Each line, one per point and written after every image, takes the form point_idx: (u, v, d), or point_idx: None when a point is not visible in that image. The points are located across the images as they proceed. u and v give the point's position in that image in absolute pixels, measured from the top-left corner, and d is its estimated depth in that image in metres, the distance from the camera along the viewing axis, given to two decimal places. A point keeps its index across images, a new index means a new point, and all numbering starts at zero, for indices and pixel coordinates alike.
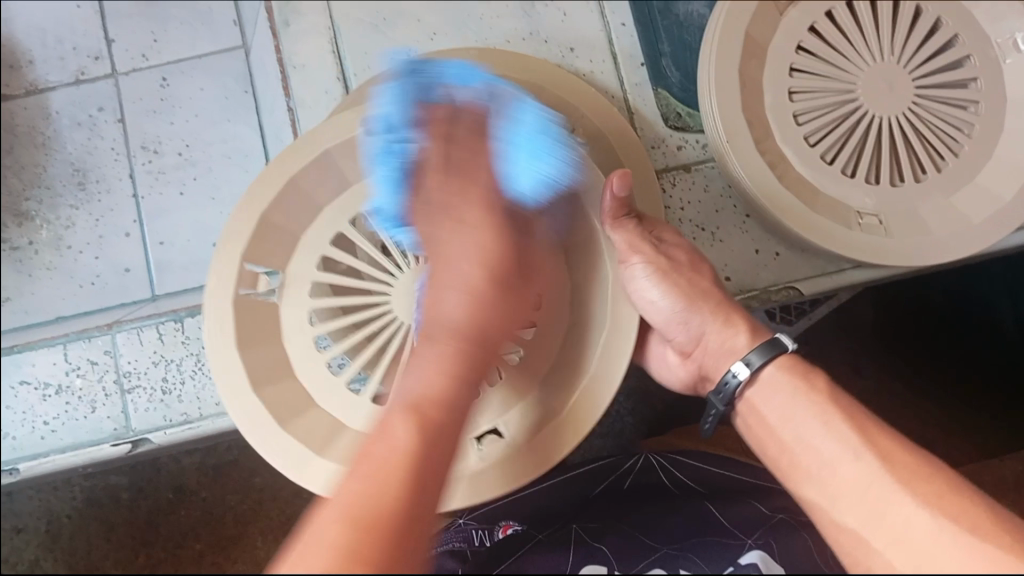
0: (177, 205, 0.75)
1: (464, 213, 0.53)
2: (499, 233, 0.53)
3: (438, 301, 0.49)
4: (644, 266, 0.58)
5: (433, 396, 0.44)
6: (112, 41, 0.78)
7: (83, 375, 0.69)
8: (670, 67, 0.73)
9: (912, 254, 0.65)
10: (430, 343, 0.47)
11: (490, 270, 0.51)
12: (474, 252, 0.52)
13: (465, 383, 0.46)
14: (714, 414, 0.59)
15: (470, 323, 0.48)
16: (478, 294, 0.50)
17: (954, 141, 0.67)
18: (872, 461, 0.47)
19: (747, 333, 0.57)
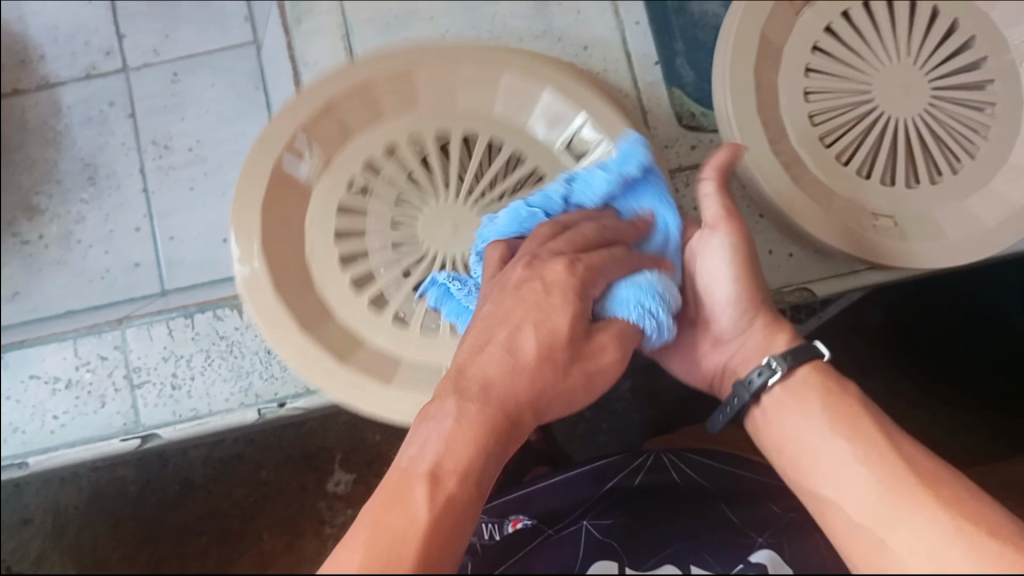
0: (188, 200, 0.75)
1: (533, 274, 0.49)
2: (563, 305, 0.47)
3: (475, 364, 0.45)
4: (727, 242, 0.53)
5: (456, 472, 0.40)
6: (123, 37, 0.78)
7: (93, 370, 0.69)
8: (684, 66, 0.72)
9: (926, 256, 0.65)
10: (450, 405, 0.43)
11: (534, 348, 0.46)
12: (535, 321, 0.47)
13: (492, 460, 0.42)
14: (732, 407, 0.54)
15: (501, 395, 0.44)
16: (515, 368, 0.45)
17: (969, 143, 0.67)
18: (893, 463, 0.45)
19: (787, 335, 0.54)
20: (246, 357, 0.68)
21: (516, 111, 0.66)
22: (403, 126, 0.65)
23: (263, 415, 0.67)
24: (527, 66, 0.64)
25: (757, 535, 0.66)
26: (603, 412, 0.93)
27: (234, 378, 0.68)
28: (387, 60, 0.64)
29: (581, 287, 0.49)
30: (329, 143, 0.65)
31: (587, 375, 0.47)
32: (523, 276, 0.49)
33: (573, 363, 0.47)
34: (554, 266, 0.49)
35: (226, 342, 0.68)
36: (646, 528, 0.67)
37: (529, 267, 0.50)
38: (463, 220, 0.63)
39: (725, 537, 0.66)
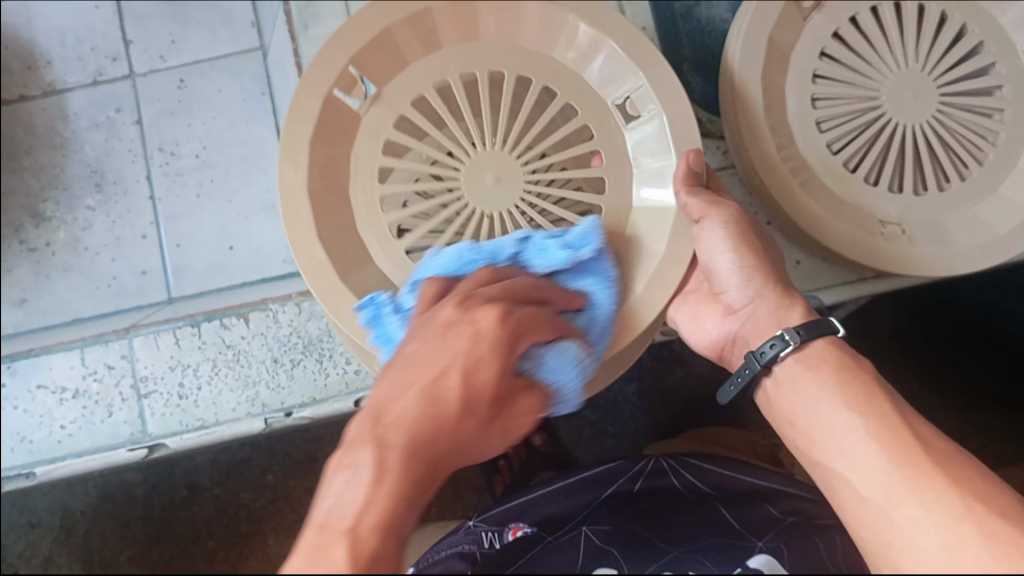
0: (194, 207, 0.75)
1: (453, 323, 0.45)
2: (485, 356, 0.44)
3: (386, 401, 0.42)
4: (722, 225, 0.56)
5: (375, 524, 0.36)
6: (130, 42, 0.78)
7: (100, 379, 0.69)
8: (691, 72, 0.72)
9: (935, 264, 0.64)
10: (365, 455, 0.38)
11: (457, 397, 0.42)
12: (463, 370, 0.43)
13: (411, 513, 0.38)
14: (742, 379, 0.56)
15: (422, 447, 0.40)
16: (434, 415, 0.41)
17: (978, 149, 0.66)
18: (907, 440, 0.45)
19: (802, 309, 0.56)
20: (253, 366, 0.68)
21: (577, 59, 0.62)
22: (458, 62, 0.61)
23: (269, 423, 0.68)
24: (630, 44, 0.59)
25: (759, 540, 0.62)
26: (610, 415, 0.93)
27: (241, 387, 0.68)
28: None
29: (507, 347, 0.45)
30: (381, 73, 0.60)
31: (500, 424, 0.45)
32: (453, 319, 0.46)
33: (490, 410, 0.44)
34: (485, 316, 0.46)
35: (233, 351, 0.69)
36: (648, 536, 0.64)
37: (462, 309, 0.46)
38: (509, 175, 0.59)
39: (726, 539, 0.63)
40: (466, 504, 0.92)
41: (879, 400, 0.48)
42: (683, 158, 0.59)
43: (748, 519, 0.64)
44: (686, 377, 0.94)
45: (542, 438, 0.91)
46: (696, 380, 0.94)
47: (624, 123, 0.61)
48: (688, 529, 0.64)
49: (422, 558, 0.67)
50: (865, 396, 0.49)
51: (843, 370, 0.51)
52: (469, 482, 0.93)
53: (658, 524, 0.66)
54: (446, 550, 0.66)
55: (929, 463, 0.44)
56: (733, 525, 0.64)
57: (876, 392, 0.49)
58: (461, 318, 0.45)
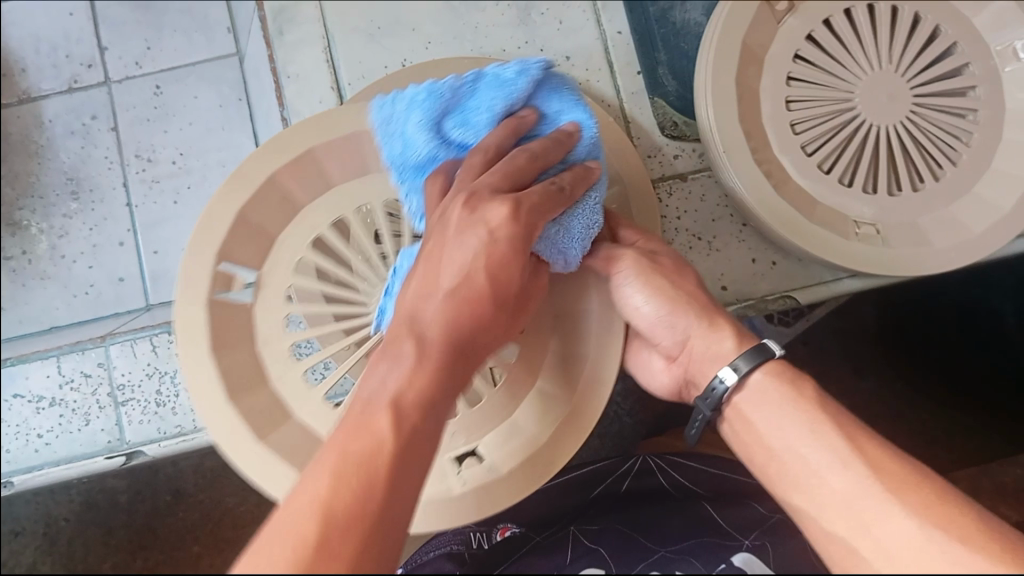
0: (171, 214, 0.74)
1: (455, 186, 0.48)
2: (512, 241, 0.46)
3: (428, 326, 0.43)
4: (631, 270, 0.56)
5: (416, 403, 0.39)
6: (105, 49, 0.78)
7: (76, 388, 0.69)
8: (666, 74, 0.72)
9: (908, 265, 0.65)
10: (408, 347, 0.42)
11: (503, 251, 0.45)
12: (496, 228, 0.45)
13: (449, 400, 0.41)
14: (700, 420, 0.57)
15: (454, 333, 0.43)
16: (487, 273, 0.45)
17: (952, 150, 0.67)
18: (861, 471, 0.45)
19: (732, 337, 0.55)
20: None
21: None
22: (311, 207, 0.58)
23: None
24: None
25: (746, 538, 0.60)
26: None
27: None
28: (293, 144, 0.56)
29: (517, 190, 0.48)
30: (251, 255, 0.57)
31: (525, 310, 0.50)
32: (464, 219, 0.46)
33: (509, 292, 0.46)
34: (498, 210, 0.46)
35: None
36: (635, 533, 0.63)
37: (468, 206, 0.46)
38: None
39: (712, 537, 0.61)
40: None
41: (828, 427, 0.48)
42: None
43: (734, 517, 0.63)
44: None
45: None
46: None
47: None
48: (676, 529, 0.63)
49: (413, 557, 0.70)
50: (812, 421, 0.49)
51: (799, 399, 0.51)
52: None
53: (645, 521, 0.65)
54: (435, 550, 0.68)
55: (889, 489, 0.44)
56: (719, 525, 0.63)
57: (826, 417, 0.49)
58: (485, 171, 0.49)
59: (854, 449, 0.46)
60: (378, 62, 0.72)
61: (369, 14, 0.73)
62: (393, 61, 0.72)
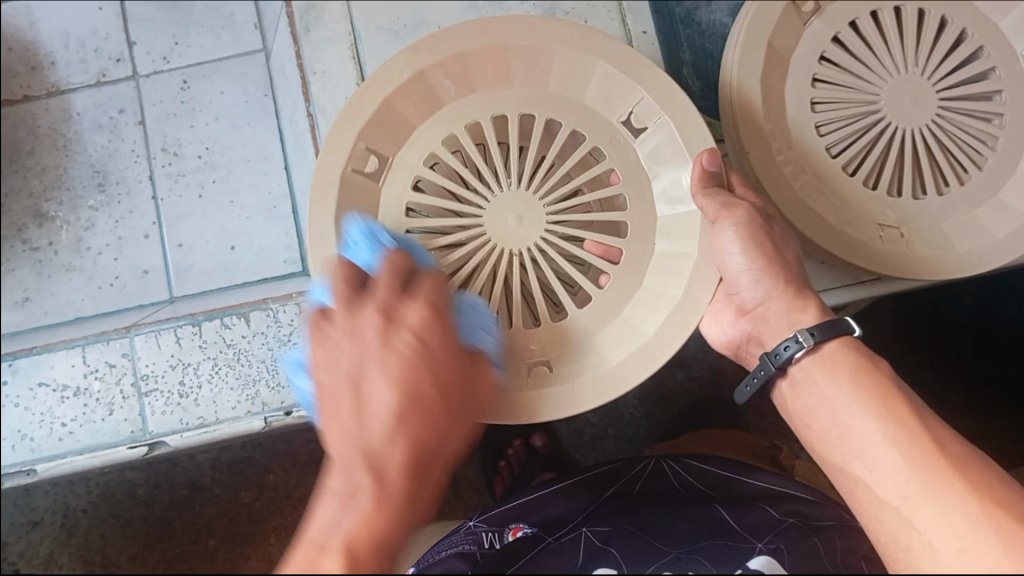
0: (196, 207, 0.75)
1: (359, 330, 0.43)
2: (434, 342, 0.43)
3: (371, 453, 0.39)
4: (733, 229, 0.56)
5: (370, 545, 0.37)
6: (133, 44, 0.79)
7: (101, 378, 0.70)
8: (691, 75, 0.73)
9: (932, 268, 0.65)
10: (363, 476, 0.38)
11: (429, 391, 0.41)
12: (403, 363, 0.41)
13: (409, 528, 0.39)
14: (760, 377, 0.57)
15: (412, 457, 0.40)
16: (412, 410, 0.40)
17: (977, 154, 0.67)
18: (926, 447, 0.46)
19: (815, 310, 0.57)
20: (254, 365, 0.69)
21: (573, 87, 0.61)
22: (456, 115, 0.61)
23: (269, 422, 0.69)
24: (584, 45, 0.59)
25: (760, 542, 0.61)
26: (611, 418, 0.93)
27: (242, 386, 0.69)
28: (442, 46, 0.59)
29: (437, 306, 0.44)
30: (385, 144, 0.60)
31: (475, 409, 0.46)
32: (383, 329, 0.42)
33: (450, 391, 0.43)
34: (414, 311, 0.43)
35: (233, 350, 0.69)
36: (648, 538, 0.64)
37: (385, 317, 0.43)
38: (529, 212, 0.60)
39: (728, 541, 0.62)
40: (466, 505, 0.93)
41: (896, 401, 0.49)
42: (697, 159, 0.59)
43: (747, 521, 0.64)
44: (687, 380, 0.94)
45: (543, 440, 0.93)
46: (695, 382, 0.94)
47: (630, 140, 0.62)
48: (687, 530, 0.64)
49: (424, 556, 0.69)
50: (880, 394, 0.49)
51: (859, 373, 0.51)
52: (469, 483, 0.93)
53: (659, 526, 0.65)
54: (447, 550, 0.67)
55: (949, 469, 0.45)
56: (732, 527, 0.64)
57: (894, 394, 0.49)
58: (363, 302, 0.44)
59: (911, 431, 0.47)
60: None
61: (394, 14, 0.74)
62: None
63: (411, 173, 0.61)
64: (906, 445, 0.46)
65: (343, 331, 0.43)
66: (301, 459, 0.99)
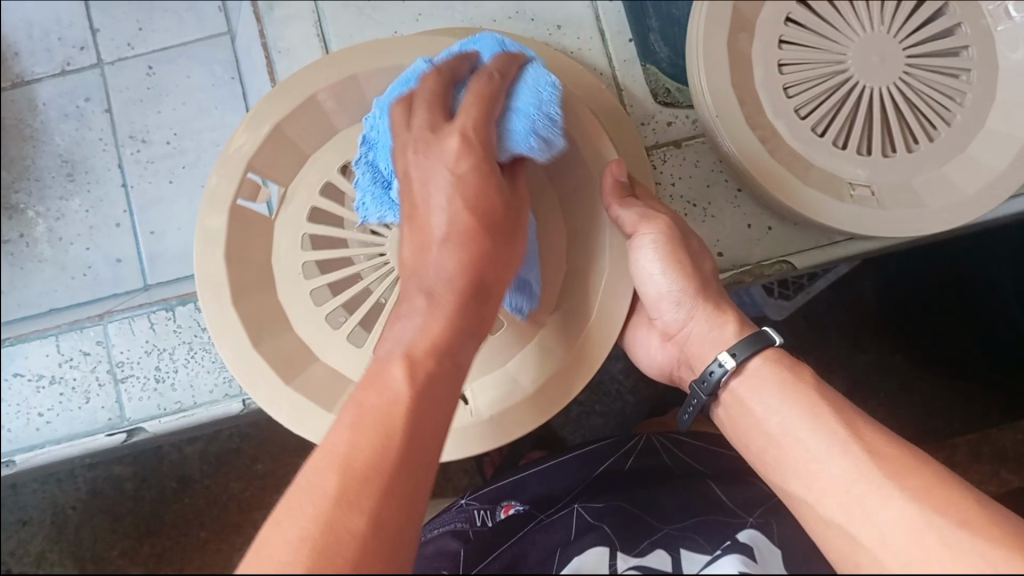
0: (167, 193, 0.74)
1: (429, 160, 0.48)
2: (478, 169, 0.47)
3: (433, 270, 0.46)
4: (653, 241, 0.56)
5: (429, 348, 0.43)
6: (97, 31, 0.78)
7: (76, 366, 0.69)
8: (659, 42, 0.72)
9: (902, 225, 0.64)
10: (422, 304, 0.46)
11: (476, 223, 0.47)
12: (455, 186, 0.47)
13: (463, 341, 0.46)
14: (695, 404, 0.58)
15: (467, 284, 0.46)
16: (467, 247, 0.46)
17: (945, 110, 0.67)
18: (861, 458, 0.46)
19: (735, 325, 0.57)
20: None
21: None
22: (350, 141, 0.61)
23: (247, 404, 0.68)
24: None
25: (751, 515, 0.61)
26: (597, 395, 0.94)
27: (217, 369, 0.68)
28: (335, 71, 0.59)
29: (479, 141, 0.48)
30: (284, 172, 0.61)
31: (516, 231, 0.50)
32: (424, 150, 0.48)
33: (500, 218, 0.48)
34: (452, 142, 0.47)
35: (208, 334, 0.69)
36: (642, 517, 0.64)
37: (437, 138, 0.48)
38: None
39: (718, 516, 0.61)
40: (456, 487, 0.94)
41: (825, 414, 0.50)
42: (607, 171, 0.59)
43: (738, 498, 0.64)
44: None
45: None
46: None
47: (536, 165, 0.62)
48: (679, 506, 0.64)
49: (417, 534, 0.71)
50: (806, 407, 0.51)
51: (792, 388, 0.52)
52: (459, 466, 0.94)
53: (652, 503, 0.65)
54: (439, 529, 0.69)
55: (886, 477, 0.45)
56: (724, 504, 0.63)
57: (821, 406, 0.50)
58: (438, 131, 0.48)
59: (845, 444, 0.48)
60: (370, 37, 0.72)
61: None
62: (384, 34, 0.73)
63: (308, 203, 0.61)
64: (841, 458, 0.47)
65: (406, 153, 0.49)
66: (288, 446, 0.98)
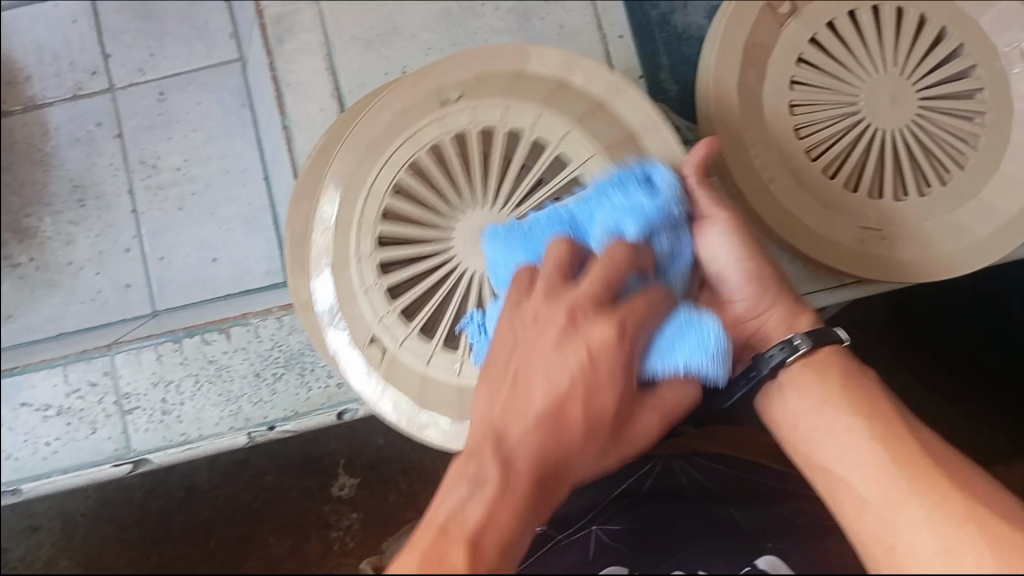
0: (176, 220, 0.75)
1: (560, 364, 0.41)
2: (604, 380, 0.41)
3: (487, 526, 0.37)
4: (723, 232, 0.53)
5: (497, 543, 0.36)
6: (109, 56, 0.78)
7: (83, 397, 0.70)
8: (669, 79, 0.72)
9: (908, 275, 0.65)
10: (453, 554, 0.35)
11: (580, 415, 0.41)
12: (580, 382, 0.41)
13: (530, 534, 0.38)
14: (741, 387, 0.54)
15: (548, 474, 0.40)
16: (552, 438, 0.40)
17: (959, 153, 0.66)
18: (908, 448, 0.47)
19: (809, 316, 0.54)
20: (235, 381, 0.69)
21: (498, 84, 0.57)
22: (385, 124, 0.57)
23: (253, 438, 0.68)
24: (492, 56, 0.57)
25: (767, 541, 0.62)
26: None
27: (224, 403, 0.69)
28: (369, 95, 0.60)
29: (626, 329, 0.42)
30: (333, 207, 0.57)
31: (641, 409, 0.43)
32: (564, 335, 0.42)
33: (618, 418, 0.42)
34: (600, 331, 0.41)
35: (214, 366, 0.69)
36: (657, 539, 0.63)
37: (570, 319, 0.42)
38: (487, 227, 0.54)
39: (733, 543, 0.62)
40: None
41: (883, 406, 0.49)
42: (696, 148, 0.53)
43: (753, 518, 0.63)
44: None
45: None
46: None
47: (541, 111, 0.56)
48: (692, 526, 0.64)
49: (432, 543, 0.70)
50: (862, 399, 0.50)
51: (849, 380, 0.51)
52: None
53: (668, 527, 0.63)
54: None
55: (932, 470, 0.45)
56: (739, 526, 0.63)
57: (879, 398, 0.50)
58: (578, 317, 0.42)
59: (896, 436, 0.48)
60: (378, 71, 0.73)
61: (368, 24, 0.73)
62: (393, 69, 0.73)
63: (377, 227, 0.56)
64: (888, 442, 0.47)
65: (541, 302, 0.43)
66: (295, 459, 0.96)
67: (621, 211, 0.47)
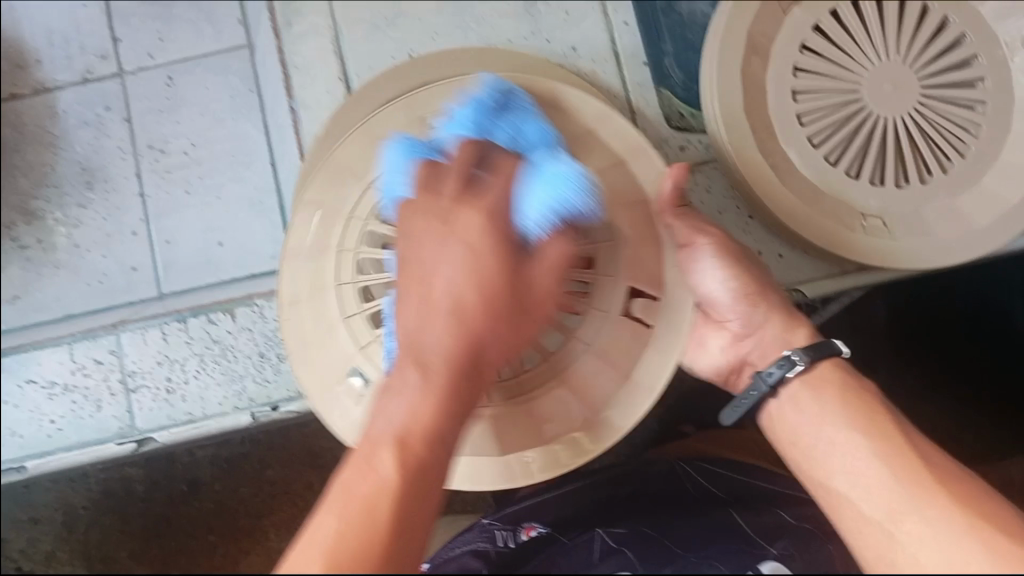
0: (183, 204, 0.75)
1: (454, 241, 0.46)
2: (499, 259, 0.46)
3: (409, 425, 0.41)
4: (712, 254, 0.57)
5: (423, 434, 0.41)
6: (118, 40, 0.79)
7: (89, 374, 0.71)
8: (673, 65, 0.72)
9: (912, 261, 0.65)
10: (388, 460, 0.39)
11: (495, 281, 0.45)
12: (470, 253, 0.46)
13: (458, 428, 0.43)
14: (746, 401, 0.57)
15: (471, 358, 0.44)
16: (477, 314, 0.44)
17: (959, 141, 0.66)
18: (908, 459, 0.48)
19: (806, 330, 0.58)
20: (239, 361, 0.70)
21: (521, 119, 0.56)
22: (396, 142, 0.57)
23: (257, 417, 0.70)
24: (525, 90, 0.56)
25: (771, 546, 0.58)
26: None
27: (228, 382, 0.70)
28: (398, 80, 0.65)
29: (496, 207, 0.48)
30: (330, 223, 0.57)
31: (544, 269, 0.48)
32: (444, 216, 0.47)
33: (519, 293, 0.46)
34: (468, 216, 0.47)
35: (218, 347, 0.70)
36: (660, 540, 0.60)
37: (457, 204, 0.48)
38: None
39: (740, 544, 0.58)
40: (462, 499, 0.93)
41: (886, 421, 0.51)
42: (670, 172, 0.55)
43: (761, 525, 0.62)
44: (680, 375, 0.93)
45: None
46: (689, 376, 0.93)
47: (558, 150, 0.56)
48: (698, 532, 0.61)
49: (436, 554, 0.67)
50: (866, 414, 0.51)
51: (848, 394, 0.53)
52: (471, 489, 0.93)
53: (675, 528, 0.62)
54: (460, 547, 0.66)
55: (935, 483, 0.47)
56: (745, 531, 0.61)
57: (880, 414, 0.51)
58: (457, 202, 0.48)
59: (896, 449, 0.49)
60: (385, 55, 0.73)
61: (375, 8, 0.74)
62: (399, 53, 0.73)
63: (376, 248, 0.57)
64: (889, 460, 0.48)
65: (414, 207, 0.49)
66: (297, 452, 0.97)
67: (479, 111, 0.52)
